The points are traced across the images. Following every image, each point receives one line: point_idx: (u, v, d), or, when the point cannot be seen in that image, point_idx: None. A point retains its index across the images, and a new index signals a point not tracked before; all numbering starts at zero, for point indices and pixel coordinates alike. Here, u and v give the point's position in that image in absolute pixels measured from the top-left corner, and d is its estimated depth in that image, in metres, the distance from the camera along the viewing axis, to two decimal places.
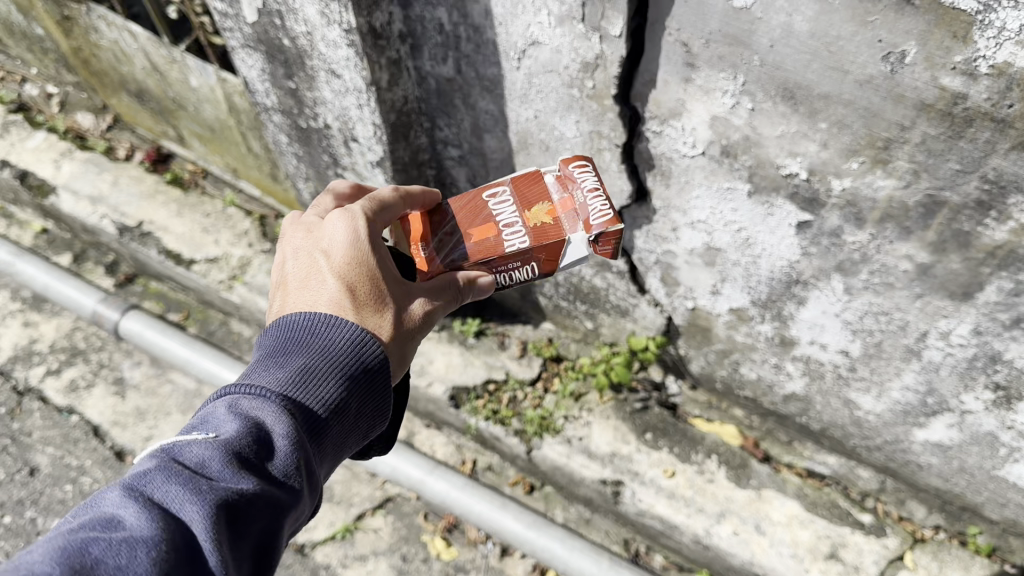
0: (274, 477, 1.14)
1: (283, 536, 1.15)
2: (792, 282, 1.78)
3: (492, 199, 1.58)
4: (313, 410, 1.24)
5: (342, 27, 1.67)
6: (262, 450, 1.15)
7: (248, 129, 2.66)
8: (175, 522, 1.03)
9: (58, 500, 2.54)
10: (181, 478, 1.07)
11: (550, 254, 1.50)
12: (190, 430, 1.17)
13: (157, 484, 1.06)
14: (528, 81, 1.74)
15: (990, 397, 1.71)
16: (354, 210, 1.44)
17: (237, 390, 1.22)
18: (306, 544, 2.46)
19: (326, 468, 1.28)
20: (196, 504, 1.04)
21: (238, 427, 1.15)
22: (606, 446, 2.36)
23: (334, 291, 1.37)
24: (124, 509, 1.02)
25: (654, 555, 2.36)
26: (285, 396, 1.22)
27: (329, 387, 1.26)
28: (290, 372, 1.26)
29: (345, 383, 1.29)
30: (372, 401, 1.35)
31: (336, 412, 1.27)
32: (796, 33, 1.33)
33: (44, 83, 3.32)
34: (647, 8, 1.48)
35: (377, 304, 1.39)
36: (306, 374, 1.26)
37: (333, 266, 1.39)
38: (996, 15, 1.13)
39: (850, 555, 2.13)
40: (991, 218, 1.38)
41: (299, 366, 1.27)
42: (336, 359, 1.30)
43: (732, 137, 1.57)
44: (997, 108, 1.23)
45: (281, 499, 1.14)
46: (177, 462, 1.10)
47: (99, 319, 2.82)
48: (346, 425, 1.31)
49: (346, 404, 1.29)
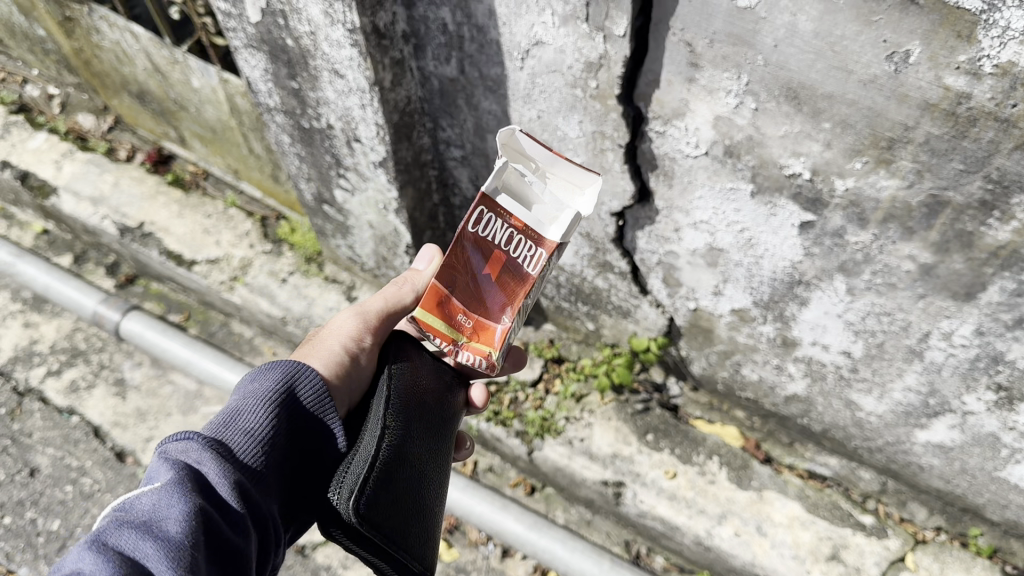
0: (220, 507, 1.17)
1: (244, 561, 1.17)
2: (794, 283, 1.79)
3: (526, 265, 1.35)
4: (247, 441, 1.26)
5: (345, 27, 1.68)
6: (202, 490, 1.17)
7: (249, 130, 2.66)
8: (130, 560, 1.05)
9: (58, 500, 2.53)
10: (132, 524, 1.10)
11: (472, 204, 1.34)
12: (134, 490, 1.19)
13: (109, 532, 1.08)
14: (531, 81, 1.74)
15: (992, 397, 1.71)
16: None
17: (168, 439, 1.25)
18: (306, 545, 2.45)
19: (276, 496, 1.30)
20: (147, 541, 1.07)
21: (177, 470, 1.17)
22: (607, 448, 2.36)
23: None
24: (82, 561, 1.03)
25: (655, 557, 2.35)
26: (215, 437, 1.25)
27: (259, 416, 1.28)
28: (219, 416, 1.29)
29: (275, 410, 1.30)
30: (308, 426, 1.35)
31: (272, 438, 1.29)
32: (800, 33, 1.34)
33: (45, 83, 3.32)
34: (651, 8, 1.48)
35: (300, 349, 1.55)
36: (235, 413, 1.28)
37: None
38: (1000, 15, 1.13)
39: (851, 556, 2.13)
40: (994, 218, 1.38)
41: (226, 409, 1.30)
42: (261, 390, 1.31)
43: (735, 137, 1.58)
44: (1001, 107, 1.23)
45: (230, 528, 1.16)
46: (125, 514, 1.12)
47: (99, 320, 2.81)
48: (289, 453, 1.33)
49: (280, 431, 1.30)
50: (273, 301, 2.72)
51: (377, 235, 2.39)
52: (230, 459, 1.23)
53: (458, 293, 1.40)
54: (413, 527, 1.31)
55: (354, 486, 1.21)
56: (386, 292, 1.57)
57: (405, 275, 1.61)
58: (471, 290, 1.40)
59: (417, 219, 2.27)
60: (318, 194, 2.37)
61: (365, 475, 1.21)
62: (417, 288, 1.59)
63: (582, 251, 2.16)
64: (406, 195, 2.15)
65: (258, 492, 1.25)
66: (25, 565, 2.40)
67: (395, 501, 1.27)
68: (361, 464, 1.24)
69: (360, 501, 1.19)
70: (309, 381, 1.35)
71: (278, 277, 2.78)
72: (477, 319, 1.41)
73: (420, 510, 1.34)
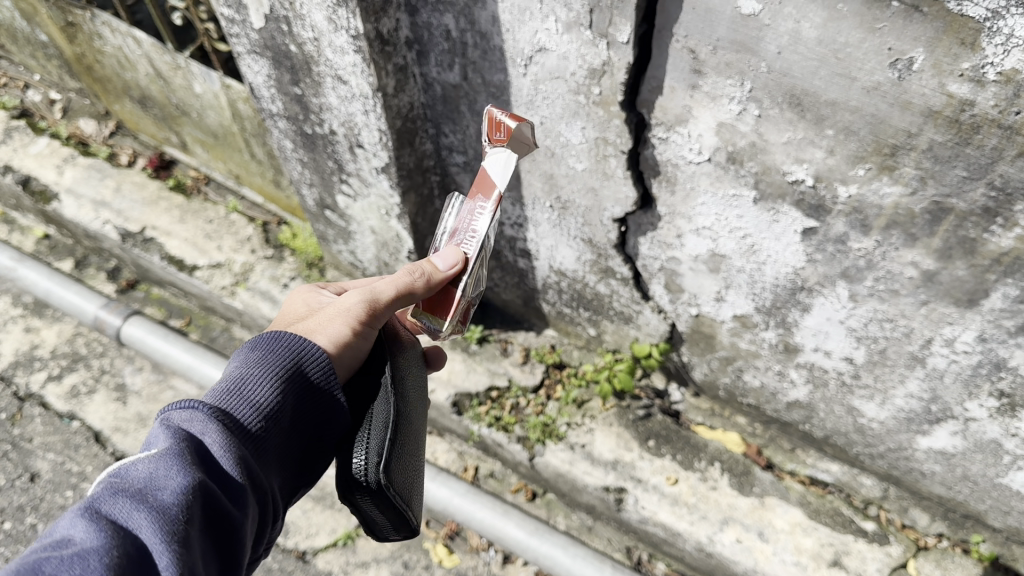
0: (219, 477, 1.15)
1: (240, 533, 1.16)
2: (797, 289, 1.79)
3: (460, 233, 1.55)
4: (250, 411, 1.25)
5: (349, 33, 1.68)
6: (202, 461, 1.15)
7: (251, 135, 2.67)
8: (122, 530, 1.03)
9: (58, 506, 2.51)
10: (127, 492, 1.07)
11: (482, 184, 1.40)
12: (131, 454, 1.16)
13: (103, 498, 1.06)
14: (534, 87, 1.75)
15: (994, 404, 1.71)
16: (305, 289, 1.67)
17: (172, 406, 1.23)
18: (307, 551, 2.44)
19: (275, 469, 1.29)
20: (140, 510, 1.05)
21: (177, 436, 1.14)
22: (609, 453, 2.35)
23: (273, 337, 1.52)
24: (73, 527, 1.02)
25: (656, 563, 2.35)
26: (219, 407, 1.23)
27: (264, 389, 1.27)
28: (222, 383, 1.28)
29: (280, 382, 1.29)
30: (314, 399, 1.33)
31: (275, 411, 1.27)
32: (803, 40, 1.34)
33: (47, 89, 3.34)
34: (654, 15, 1.49)
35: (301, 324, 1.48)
36: (240, 382, 1.27)
37: (280, 323, 1.56)
38: (1004, 22, 1.14)
39: (853, 562, 2.12)
40: (997, 225, 1.38)
41: (231, 377, 1.28)
42: (267, 363, 1.31)
43: (738, 144, 1.58)
44: (1004, 115, 1.23)
45: (230, 498, 1.15)
46: (122, 479, 1.10)
47: (99, 325, 2.81)
48: (291, 427, 1.31)
49: (284, 404, 1.29)
50: (275, 305, 2.72)
51: (379, 241, 2.40)
52: (232, 429, 1.21)
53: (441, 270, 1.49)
54: (417, 492, 1.34)
55: (379, 449, 1.23)
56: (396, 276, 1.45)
57: (420, 264, 1.42)
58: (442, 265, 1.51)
59: (419, 224, 2.27)
60: (320, 199, 2.38)
61: (389, 438, 1.24)
62: (431, 283, 1.42)
63: (584, 256, 2.16)
64: (408, 201, 2.15)
65: (257, 464, 1.24)
66: None
67: (407, 466, 1.30)
68: (381, 427, 1.25)
69: (387, 463, 1.22)
70: (314, 358, 1.34)
71: (280, 282, 2.77)
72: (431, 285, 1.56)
73: (420, 476, 1.38)
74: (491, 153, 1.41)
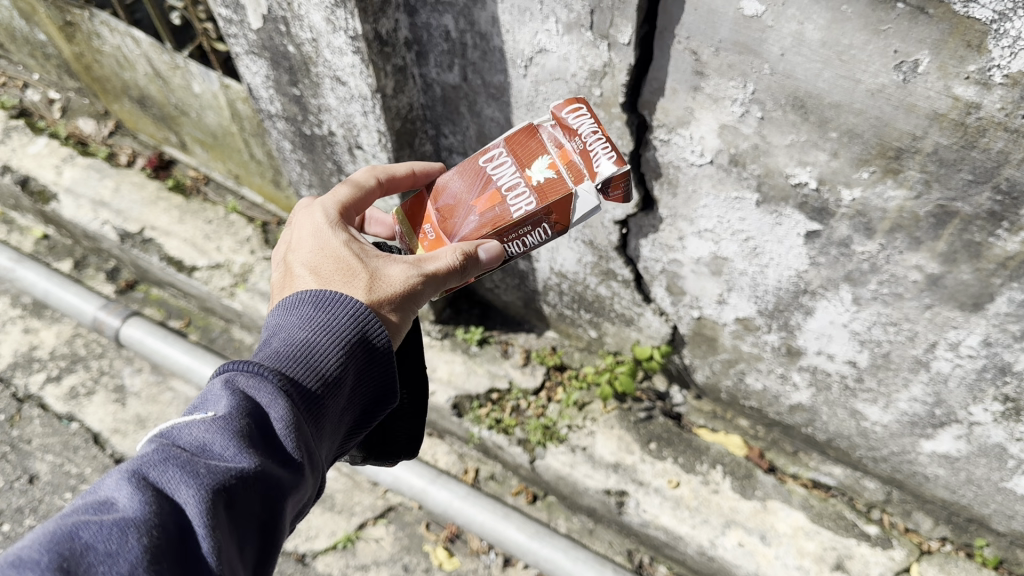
0: (276, 455, 1.11)
1: (287, 518, 1.11)
2: (800, 292, 1.77)
3: (489, 163, 1.47)
4: (314, 381, 1.20)
5: (348, 34, 1.67)
6: (259, 435, 1.10)
7: (250, 135, 2.65)
8: (169, 504, 0.98)
9: (57, 508, 2.51)
10: (179, 459, 1.03)
11: (561, 211, 1.38)
12: (189, 414, 1.13)
13: (152, 465, 1.02)
14: (535, 88, 1.73)
15: (999, 408, 1.69)
16: (317, 210, 1.50)
17: (234, 367, 1.17)
18: (306, 554, 2.43)
19: (329, 447, 1.24)
20: (190, 486, 1.00)
21: (235, 406, 1.11)
22: (610, 456, 2.34)
23: (302, 281, 1.38)
24: (117, 492, 0.98)
25: (658, 566, 2.34)
26: (283, 373, 1.19)
27: (329, 361, 1.23)
28: (286, 347, 1.23)
29: (344, 355, 1.26)
30: (373, 373, 1.31)
31: (337, 385, 1.23)
32: (807, 42, 1.32)
33: (45, 88, 3.32)
34: (656, 16, 1.47)
35: (346, 278, 1.37)
36: (306, 349, 1.23)
37: (303, 261, 1.41)
38: (1010, 25, 1.12)
39: (856, 566, 2.10)
40: (1003, 229, 1.37)
41: (297, 342, 1.23)
42: (335, 333, 1.27)
43: (740, 146, 1.57)
44: (1011, 118, 1.22)
45: (285, 479, 1.10)
46: (175, 444, 1.06)
47: (99, 326, 2.80)
48: (347, 402, 1.28)
49: (345, 378, 1.25)
50: None
51: None
52: (296, 402, 1.17)
53: (470, 223, 1.46)
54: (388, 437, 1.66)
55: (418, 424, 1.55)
56: (447, 256, 1.40)
57: (466, 253, 1.40)
58: (471, 208, 1.46)
59: None
60: None
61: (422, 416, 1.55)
62: (471, 274, 1.44)
63: (585, 258, 2.14)
64: None
65: (314, 442, 1.19)
66: None
67: None
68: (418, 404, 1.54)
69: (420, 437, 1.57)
70: (378, 332, 1.31)
71: None
72: (446, 202, 1.51)
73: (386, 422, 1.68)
74: (586, 190, 1.36)
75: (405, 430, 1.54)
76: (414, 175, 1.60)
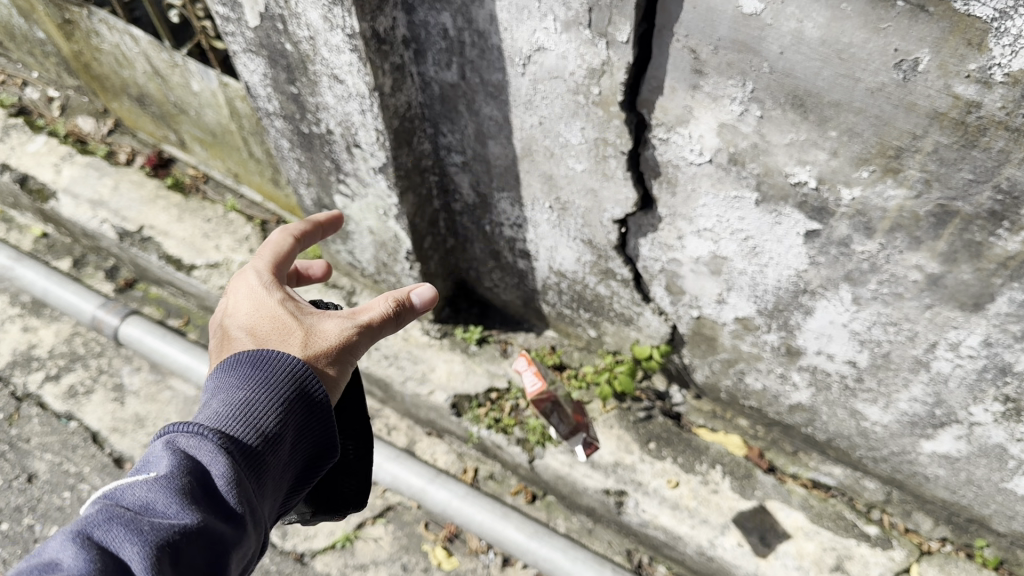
0: (218, 510, 1.11)
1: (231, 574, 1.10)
2: (800, 291, 1.76)
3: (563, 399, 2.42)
4: (254, 438, 1.20)
5: (345, 32, 1.66)
6: (200, 492, 1.10)
7: (249, 134, 2.65)
8: (114, 561, 0.99)
9: (56, 506, 2.51)
10: (121, 520, 1.03)
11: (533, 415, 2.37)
12: (132, 474, 1.13)
13: (96, 525, 1.03)
14: (533, 87, 1.72)
15: (999, 408, 1.68)
16: (249, 271, 1.57)
17: (176, 428, 1.18)
18: (305, 553, 2.42)
19: (273, 502, 1.23)
20: (133, 544, 1.00)
21: (177, 463, 1.11)
22: (609, 456, 2.33)
23: (239, 342, 1.41)
24: (62, 553, 0.98)
25: (657, 566, 2.33)
26: (223, 430, 1.19)
27: (268, 417, 1.23)
28: (226, 404, 1.23)
29: (284, 411, 1.26)
30: (315, 426, 1.31)
31: (278, 440, 1.23)
32: (806, 39, 1.31)
33: (45, 87, 3.32)
34: (654, 14, 1.46)
35: (282, 335, 1.42)
36: (245, 406, 1.23)
37: (239, 325, 1.45)
38: (1011, 23, 1.11)
39: (855, 567, 2.09)
40: (1004, 228, 1.36)
41: (236, 400, 1.24)
42: (273, 389, 1.27)
43: (740, 145, 1.56)
44: (1012, 117, 1.21)
45: (227, 534, 1.09)
46: (118, 505, 1.06)
47: (98, 324, 2.79)
48: (289, 457, 1.28)
49: (285, 433, 1.25)
50: None
51: (377, 241, 2.36)
52: (237, 457, 1.17)
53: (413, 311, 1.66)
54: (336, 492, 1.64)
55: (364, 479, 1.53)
56: (379, 305, 1.49)
57: (397, 304, 1.50)
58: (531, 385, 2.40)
59: (418, 225, 2.25)
60: (318, 199, 2.35)
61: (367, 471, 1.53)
62: (402, 322, 1.52)
63: (584, 257, 2.14)
64: (407, 201, 2.12)
65: (257, 496, 1.19)
66: None
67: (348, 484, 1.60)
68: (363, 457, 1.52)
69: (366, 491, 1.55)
70: (316, 386, 1.33)
71: None
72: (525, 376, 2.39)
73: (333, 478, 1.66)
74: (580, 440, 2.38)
75: (353, 486, 1.52)
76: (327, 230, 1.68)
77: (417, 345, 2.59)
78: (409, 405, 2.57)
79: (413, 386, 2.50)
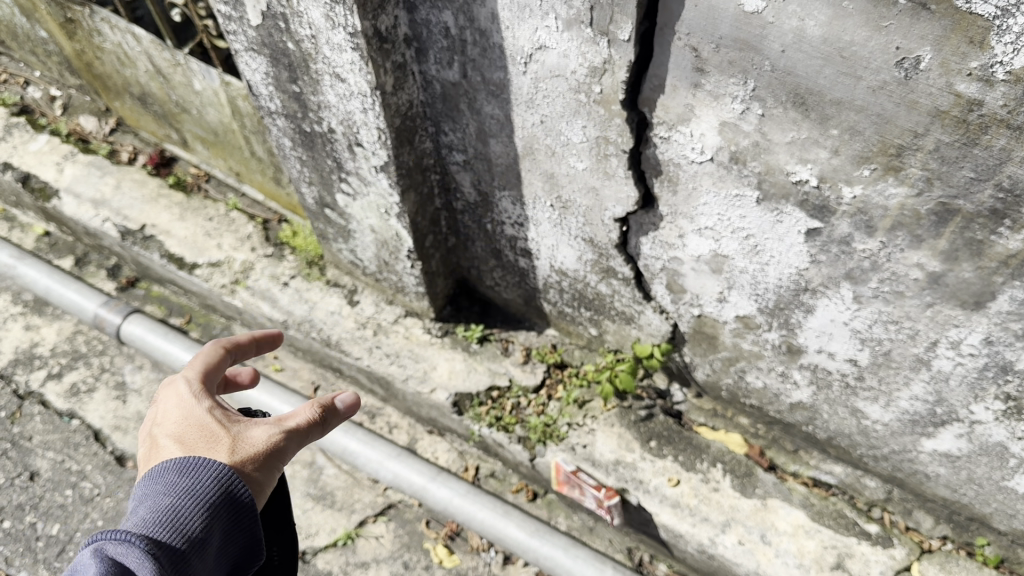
0: None
1: None
2: (801, 289, 1.76)
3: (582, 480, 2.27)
4: (179, 543, 1.17)
5: (346, 31, 1.66)
6: None
7: (251, 133, 2.65)
8: None
9: (57, 504, 2.52)
10: None
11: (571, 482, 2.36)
12: None
13: None
14: (535, 85, 1.72)
15: (1000, 407, 1.69)
16: (178, 379, 1.46)
17: (103, 535, 1.13)
18: (307, 551, 2.42)
19: None
20: None
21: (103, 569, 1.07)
22: (610, 454, 2.33)
23: (168, 451, 1.33)
24: None
25: (658, 564, 2.35)
26: (150, 535, 1.16)
27: (195, 518, 1.20)
28: (153, 511, 1.19)
29: (209, 515, 1.22)
30: (240, 531, 1.27)
31: (203, 545, 1.20)
32: (808, 38, 1.32)
33: (47, 86, 3.32)
34: (656, 13, 1.46)
35: (209, 442, 1.34)
36: (170, 513, 1.19)
37: (166, 431, 1.37)
38: (1013, 21, 1.11)
39: (856, 565, 2.10)
40: (1005, 227, 1.36)
41: (162, 507, 1.20)
42: (199, 492, 1.24)
43: (741, 143, 1.56)
44: (1014, 115, 1.21)
45: None
46: None
47: (100, 323, 2.79)
48: (214, 561, 1.24)
49: (210, 537, 1.21)
50: (275, 304, 2.70)
51: (379, 240, 2.36)
52: (161, 564, 1.13)
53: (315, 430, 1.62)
54: None
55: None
56: (304, 411, 1.44)
57: (323, 408, 1.46)
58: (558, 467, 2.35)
59: (419, 224, 2.25)
60: (320, 198, 2.35)
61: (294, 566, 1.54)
62: (328, 427, 1.47)
63: (585, 256, 2.14)
64: (408, 199, 2.13)
65: None
66: (24, 569, 2.40)
67: None
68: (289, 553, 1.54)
69: None
70: (240, 491, 1.28)
71: (279, 280, 2.75)
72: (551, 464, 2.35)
73: None
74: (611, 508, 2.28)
75: None
76: (259, 341, 1.59)
77: (418, 344, 2.58)
78: (410, 403, 2.57)
79: (415, 385, 2.50)
